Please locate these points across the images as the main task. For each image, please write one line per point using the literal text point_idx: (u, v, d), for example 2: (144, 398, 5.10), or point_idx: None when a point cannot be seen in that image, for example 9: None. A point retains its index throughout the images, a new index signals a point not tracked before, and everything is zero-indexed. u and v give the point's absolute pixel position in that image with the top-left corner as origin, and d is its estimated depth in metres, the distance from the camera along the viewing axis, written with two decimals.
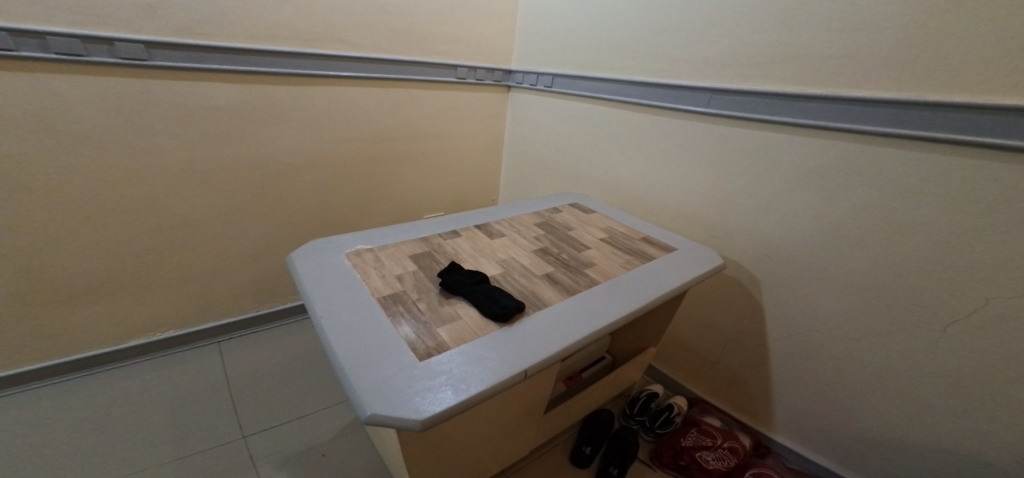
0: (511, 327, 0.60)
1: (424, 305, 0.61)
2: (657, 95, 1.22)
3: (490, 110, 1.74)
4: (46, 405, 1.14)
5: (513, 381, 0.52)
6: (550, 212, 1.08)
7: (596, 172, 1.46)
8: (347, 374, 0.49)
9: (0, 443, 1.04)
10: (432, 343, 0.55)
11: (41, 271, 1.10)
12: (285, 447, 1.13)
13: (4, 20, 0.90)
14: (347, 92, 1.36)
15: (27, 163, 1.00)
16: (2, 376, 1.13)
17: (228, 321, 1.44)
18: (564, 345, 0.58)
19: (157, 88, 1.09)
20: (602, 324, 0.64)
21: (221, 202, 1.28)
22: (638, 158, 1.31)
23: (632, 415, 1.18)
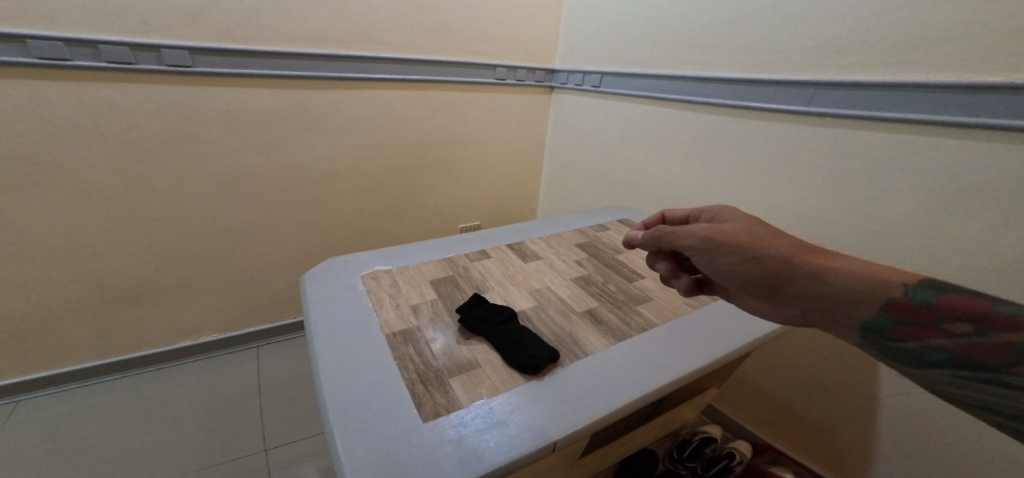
0: (540, 381, 0.56)
1: (438, 349, 0.59)
2: (726, 91, 1.05)
3: (531, 113, 1.64)
4: (97, 401, 1.18)
5: (536, 454, 0.48)
6: (595, 230, 0.99)
7: (648, 182, 1.32)
8: (336, 431, 0.47)
9: (51, 438, 1.06)
10: (442, 399, 0.52)
11: (98, 273, 1.13)
12: (306, 466, 1.07)
13: (63, 29, 0.92)
14: (383, 96, 1.32)
15: (85, 168, 1.03)
16: (62, 371, 1.18)
17: (269, 326, 1.45)
18: (602, 414, 0.52)
19: (201, 95, 1.09)
20: (648, 388, 0.56)
21: (260, 209, 1.28)
22: (696, 165, 1.16)
23: (680, 459, 1.03)
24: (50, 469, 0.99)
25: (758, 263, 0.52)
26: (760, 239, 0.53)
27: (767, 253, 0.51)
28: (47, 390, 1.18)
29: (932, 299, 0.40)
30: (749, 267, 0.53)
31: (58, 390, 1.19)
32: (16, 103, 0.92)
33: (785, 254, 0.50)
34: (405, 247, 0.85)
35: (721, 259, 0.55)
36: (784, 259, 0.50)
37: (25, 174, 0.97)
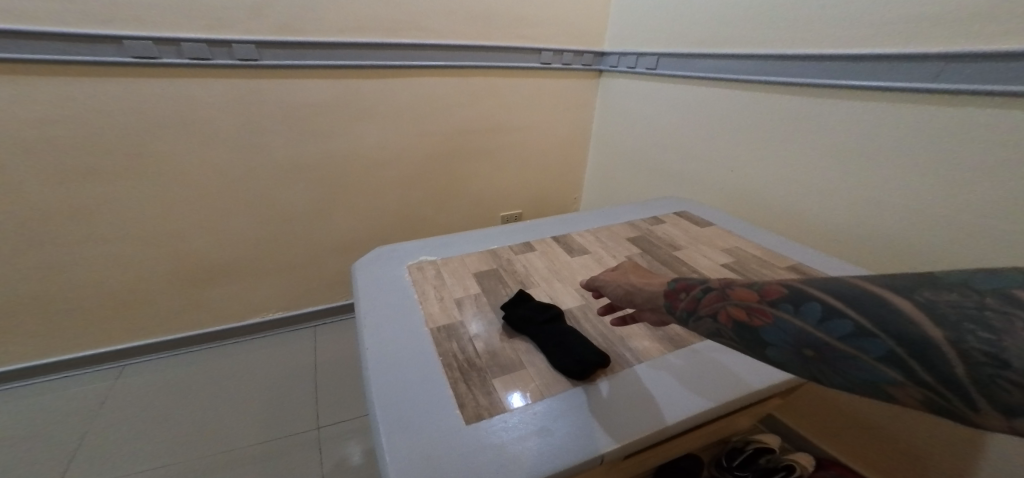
0: (586, 389, 0.54)
1: (482, 348, 0.59)
2: (804, 69, 0.93)
3: (577, 98, 1.58)
4: (179, 371, 1.30)
5: (580, 467, 0.46)
6: (649, 224, 0.93)
7: (705, 170, 1.23)
8: (381, 427, 0.48)
9: (143, 402, 1.19)
10: (484, 401, 0.51)
11: (178, 254, 1.23)
12: (353, 444, 1.12)
13: (148, 30, 0.98)
14: (427, 83, 1.31)
15: (166, 158, 1.11)
16: (151, 342, 1.31)
17: (324, 307, 1.52)
18: (651, 431, 0.49)
19: (266, 87, 1.14)
20: (702, 405, 0.53)
21: (315, 196, 1.32)
22: (763, 153, 1.05)
23: (729, 468, 0.96)
24: (142, 430, 1.11)
25: (618, 285, 0.59)
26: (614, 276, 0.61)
27: (624, 278, 0.59)
28: (140, 358, 1.32)
29: (671, 282, 0.51)
30: (614, 287, 0.59)
31: (148, 359, 1.32)
32: (110, 99, 1.01)
33: (638, 279, 0.58)
34: (448, 237, 0.86)
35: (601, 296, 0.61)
36: (631, 281, 0.58)
37: (120, 164, 1.07)
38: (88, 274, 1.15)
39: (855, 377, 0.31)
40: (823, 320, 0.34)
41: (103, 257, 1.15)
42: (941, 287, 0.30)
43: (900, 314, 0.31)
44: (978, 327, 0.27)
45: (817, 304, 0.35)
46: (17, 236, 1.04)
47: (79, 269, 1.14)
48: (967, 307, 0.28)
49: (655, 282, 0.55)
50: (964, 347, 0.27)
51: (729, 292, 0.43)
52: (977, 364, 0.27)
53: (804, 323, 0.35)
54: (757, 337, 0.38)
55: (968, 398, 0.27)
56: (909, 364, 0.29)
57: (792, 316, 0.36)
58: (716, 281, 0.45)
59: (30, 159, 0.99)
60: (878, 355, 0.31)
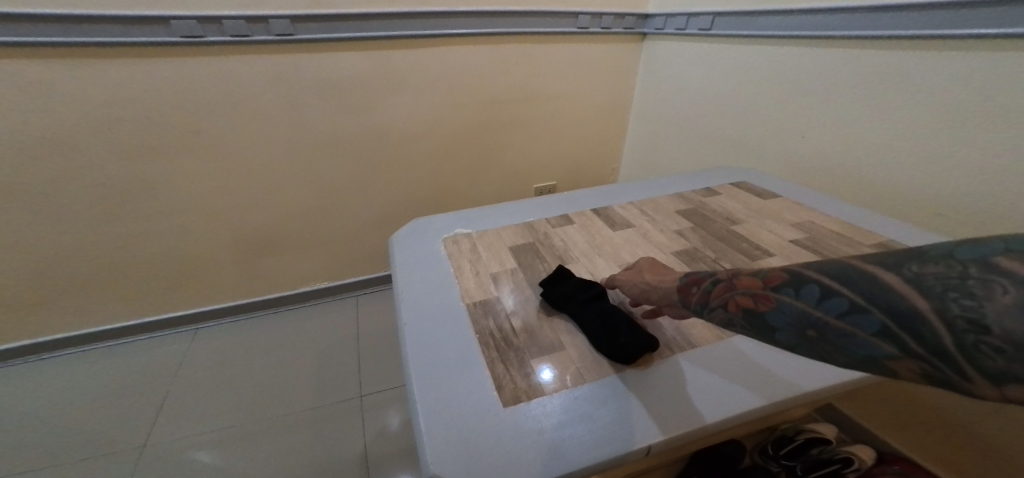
0: (628, 374, 0.52)
1: (520, 327, 0.58)
2: (884, 21, 0.81)
3: (617, 65, 1.48)
4: (235, 337, 1.38)
5: (623, 457, 0.44)
6: (701, 196, 0.89)
7: (758, 137, 1.13)
8: (419, 407, 0.47)
9: (205, 366, 1.28)
10: (523, 384, 0.50)
11: (230, 228, 1.29)
12: (393, 413, 1.15)
13: (191, 8, 0.99)
14: (460, 52, 1.27)
15: (214, 136, 1.14)
16: (211, 309, 1.40)
17: (364, 278, 1.56)
18: (700, 425, 0.47)
19: (303, 62, 1.13)
20: (763, 399, 0.50)
21: (354, 171, 1.34)
22: (830, 119, 0.94)
23: (776, 457, 0.90)
24: (205, 393, 1.19)
25: (632, 284, 0.57)
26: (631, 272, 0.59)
27: (639, 275, 0.57)
28: (200, 324, 1.42)
29: (683, 278, 0.47)
30: (630, 286, 0.57)
31: (209, 325, 1.42)
32: (163, 78, 1.04)
33: (653, 275, 0.56)
34: (482, 210, 0.83)
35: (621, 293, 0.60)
36: (646, 277, 0.56)
37: (174, 143, 1.11)
38: (158, 246, 1.24)
39: (851, 357, 0.29)
40: (820, 301, 0.32)
41: (169, 230, 1.23)
42: (927, 258, 0.28)
43: (886, 289, 0.28)
44: (961, 295, 0.25)
45: (814, 285, 0.32)
46: (92, 211, 1.12)
47: (145, 242, 1.22)
48: (950, 277, 0.26)
49: (668, 277, 0.52)
50: (947, 315, 0.26)
51: (735, 280, 0.39)
52: (962, 333, 0.25)
53: (804, 305, 0.33)
54: (762, 322, 0.35)
55: (960, 368, 0.25)
56: (901, 337, 0.27)
57: (793, 299, 0.33)
58: (721, 270, 0.42)
59: (100, 138, 1.05)
60: (872, 330, 0.29)
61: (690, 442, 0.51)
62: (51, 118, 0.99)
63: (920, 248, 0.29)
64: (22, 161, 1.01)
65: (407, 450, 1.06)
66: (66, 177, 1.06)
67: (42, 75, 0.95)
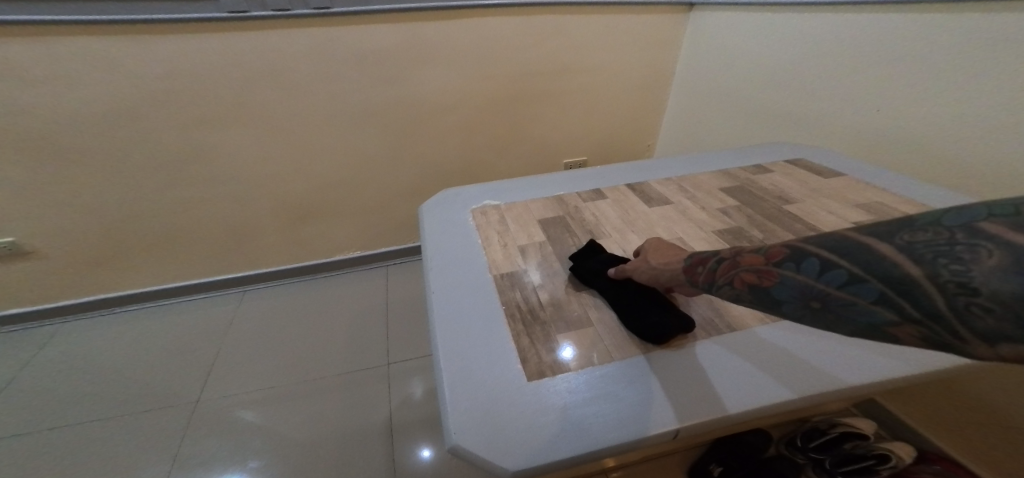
0: (656, 355, 0.51)
1: (546, 301, 0.58)
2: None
3: (658, 37, 1.41)
4: (275, 301, 1.47)
5: (647, 438, 0.44)
6: (750, 173, 0.87)
7: (811, 110, 1.06)
8: (444, 377, 0.48)
9: (249, 326, 1.37)
10: (547, 359, 0.50)
11: (271, 197, 1.35)
12: (419, 381, 1.19)
13: None
14: (490, 24, 1.23)
15: (256, 108, 1.18)
16: (254, 273, 1.49)
17: (396, 248, 1.61)
18: (730, 411, 0.46)
19: (338, 35, 1.13)
20: (808, 388, 0.48)
21: (388, 143, 1.36)
22: (903, 92, 0.86)
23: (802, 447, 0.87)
24: (248, 352, 1.28)
25: (642, 272, 0.54)
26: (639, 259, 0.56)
27: (646, 260, 0.54)
28: (244, 287, 1.51)
29: (689, 258, 0.46)
30: (641, 274, 0.54)
31: (253, 287, 1.51)
32: (212, 52, 1.07)
33: (659, 260, 0.53)
34: (511, 182, 0.83)
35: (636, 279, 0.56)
36: (654, 262, 0.53)
37: (219, 115, 1.16)
38: (212, 212, 1.32)
39: (852, 327, 0.27)
40: (820, 273, 0.30)
41: (221, 198, 1.30)
42: (917, 226, 0.26)
43: (878, 258, 0.27)
44: (951, 260, 0.24)
45: (815, 258, 0.30)
46: (149, 178, 1.20)
47: (195, 209, 1.30)
48: (938, 243, 0.25)
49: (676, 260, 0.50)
50: (939, 281, 0.24)
51: (739, 259, 0.37)
52: (955, 297, 0.23)
53: (805, 279, 0.31)
54: (767, 297, 0.33)
55: (958, 332, 0.23)
56: (897, 303, 0.26)
57: (794, 273, 0.31)
58: (727, 249, 0.40)
59: (160, 110, 1.11)
60: (871, 298, 0.27)
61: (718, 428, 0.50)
62: (109, 89, 1.05)
63: (909, 217, 0.27)
64: (93, 130, 1.09)
65: (430, 418, 1.10)
66: (125, 145, 1.13)
67: (102, 49, 1.00)
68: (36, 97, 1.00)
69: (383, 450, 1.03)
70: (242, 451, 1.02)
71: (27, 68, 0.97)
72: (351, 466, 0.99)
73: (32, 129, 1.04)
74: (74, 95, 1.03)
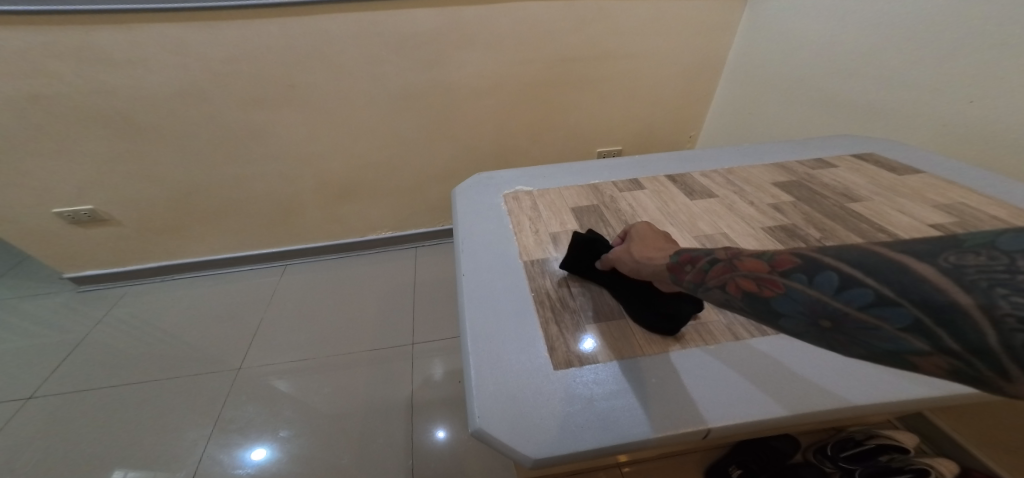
0: (688, 352, 0.49)
1: (575, 290, 0.57)
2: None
3: (714, 20, 1.32)
4: (311, 276, 1.53)
5: (677, 436, 0.43)
6: (808, 168, 0.82)
7: (885, 96, 0.97)
8: (470, 360, 0.48)
9: (286, 300, 1.44)
10: (576, 348, 0.49)
11: (312, 177, 1.40)
12: (442, 363, 1.22)
13: None
14: (533, 8, 1.20)
15: (302, 91, 1.21)
16: (294, 248, 1.56)
17: (427, 230, 1.64)
18: (764, 415, 0.44)
19: (384, 18, 1.14)
20: (854, 398, 0.45)
21: (425, 127, 1.37)
22: (1010, 77, 0.76)
23: (832, 457, 0.82)
24: (286, 324, 1.35)
25: (623, 263, 0.52)
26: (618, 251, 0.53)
27: (629, 250, 0.52)
28: (285, 261, 1.58)
29: (676, 255, 0.43)
30: (623, 265, 0.52)
31: (292, 262, 1.59)
32: (266, 35, 1.10)
33: (644, 251, 0.50)
34: (546, 167, 0.81)
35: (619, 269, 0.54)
36: (639, 253, 0.50)
37: (268, 96, 1.20)
38: (262, 189, 1.39)
39: (875, 350, 0.26)
40: (838, 291, 0.27)
41: (270, 175, 1.36)
42: (965, 248, 0.24)
43: (919, 281, 0.24)
44: (1011, 288, 0.21)
45: (832, 271, 0.28)
46: (202, 155, 1.27)
47: (242, 185, 1.36)
48: (995, 270, 0.22)
49: (662, 253, 0.47)
50: (993, 313, 0.21)
51: (737, 262, 0.35)
52: (1012, 333, 0.20)
53: (819, 294, 0.28)
54: (766, 308, 0.31)
55: (1001, 367, 0.21)
56: (936, 332, 0.23)
57: (806, 287, 0.29)
58: (723, 250, 0.37)
59: (221, 91, 1.16)
60: (902, 325, 0.24)
61: (749, 431, 0.48)
62: (170, 70, 1.10)
63: (955, 235, 0.24)
64: (162, 109, 1.16)
65: (450, 399, 1.13)
66: (182, 123, 1.20)
67: (164, 32, 1.04)
68: (112, 77, 1.08)
69: (405, 427, 1.06)
70: (274, 419, 1.08)
71: (107, 51, 1.04)
72: (375, 439, 1.04)
73: (107, 107, 1.12)
74: (146, 75, 1.10)
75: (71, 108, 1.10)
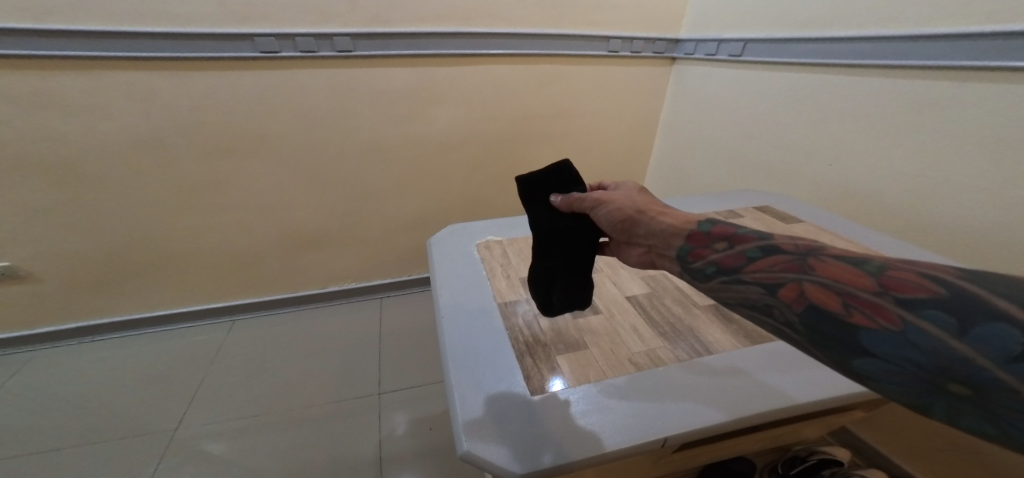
0: (646, 372, 0.55)
1: (546, 325, 0.62)
2: (944, 50, 0.77)
3: (648, 86, 1.51)
4: (263, 330, 1.47)
5: (648, 445, 0.47)
6: (724, 218, 0.94)
7: (777, 155, 1.14)
8: (454, 392, 0.51)
9: (235, 355, 1.36)
10: (550, 375, 0.54)
11: (274, 225, 1.38)
12: (406, 413, 1.19)
13: (270, 26, 1.09)
14: (493, 71, 1.32)
15: (268, 141, 1.23)
16: (247, 302, 1.49)
17: (391, 280, 1.63)
18: (720, 421, 0.49)
19: (358, 76, 1.22)
20: (790, 400, 0.52)
21: (393, 178, 1.41)
22: (863, 145, 0.92)
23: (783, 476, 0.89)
24: (237, 380, 1.27)
25: (618, 207, 0.54)
26: (616, 196, 0.55)
27: (629, 202, 0.54)
28: (235, 316, 1.51)
29: (707, 223, 0.46)
30: (611, 211, 0.54)
31: (244, 316, 1.51)
32: (234, 89, 1.14)
33: (648, 206, 0.53)
34: (512, 219, 0.88)
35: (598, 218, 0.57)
36: (639, 206, 0.53)
37: (233, 148, 1.21)
38: (217, 240, 1.35)
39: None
40: (1007, 357, 0.25)
41: (227, 225, 1.33)
42: None
43: None
44: None
45: (999, 332, 0.25)
46: (154, 205, 1.23)
47: (195, 236, 1.32)
48: None
49: (669, 215, 0.51)
50: None
51: (822, 267, 0.35)
52: None
53: (965, 350, 0.26)
54: (870, 337, 0.30)
55: None
56: None
57: (949, 337, 0.27)
58: (797, 250, 0.37)
59: (184, 140, 1.16)
60: None
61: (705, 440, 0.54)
62: (131, 119, 1.10)
63: None
64: (115, 157, 1.13)
65: (416, 452, 1.09)
66: (135, 172, 1.17)
67: (133, 79, 1.06)
68: (63, 124, 1.06)
69: None
70: None
71: (64, 98, 1.03)
72: None
73: (53, 155, 1.08)
74: (101, 124, 1.08)
75: (12, 157, 1.06)
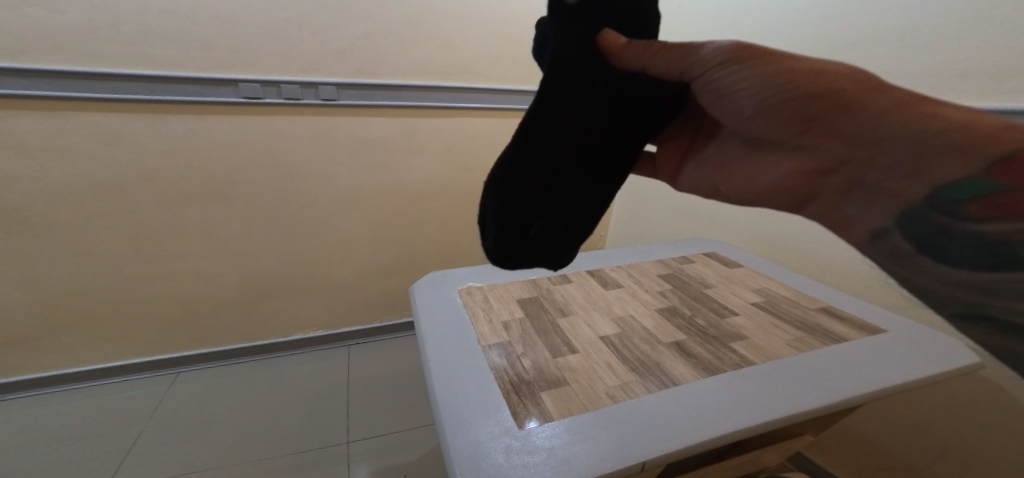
0: (621, 404, 0.59)
1: (529, 363, 0.66)
2: None
3: None
4: (219, 381, 1.39)
5: (625, 471, 0.51)
6: (679, 263, 1.04)
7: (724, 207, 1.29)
8: (444, 430, 0.53)
9: (186, 409, 1.27)
10: (535, 411, 0.57)
11: (239, 269, 1.34)
12: (375, 463, 1.15)
13: (256, 74, 1.13)
14: (470, 122, 1.41)
15: (242, 185, 1.23)
16: (203, 351, 1.41)
17: (360, 327, 1.61)
18: (687, 446, 0.54)
19: (339, 125, 1.27)
20: (749, 423, 0.58)
21: (369, 223, 1.44)
22: None
23: None
24: (187, 436, 1.18)
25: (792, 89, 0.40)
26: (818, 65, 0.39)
27: (823, 74, 0.39)
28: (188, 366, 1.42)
29: None
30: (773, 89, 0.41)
31: (198, 367, 1.43)
32: (211, 136, 1.15)
33: (877, 94, 0.38)
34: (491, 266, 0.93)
35: (745, 91, 0.43)
36: (844, 87, 0.39)
37: (203, 192, 1.20)
38: (174, 285, 1.29)
39: None
40: None
41: (188, 271, 1.29)
42: None
43: None
44: None
45: None
46: (109, 249, 1.18)
47: (151, 281, 1.26)
48: None
49: (904, 111, 0.36)
50: None
51: None
52: None
53: None
54: None
55: None
56: None
57: None
58: None
59: (149, 182, 1.14)
60: None
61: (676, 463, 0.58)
62: (95, 162, 1.08)
63: None
64: (71, 200, 1.09)
65: None
66: (91, 216, 1.13)
67: (103, 122, 1.05)
68: (19, 168, 1.02)
69: None
70: None
71: (26, 141, 1.01)
72: None
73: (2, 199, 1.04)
74: (61, 167, 1.05)
75: None
